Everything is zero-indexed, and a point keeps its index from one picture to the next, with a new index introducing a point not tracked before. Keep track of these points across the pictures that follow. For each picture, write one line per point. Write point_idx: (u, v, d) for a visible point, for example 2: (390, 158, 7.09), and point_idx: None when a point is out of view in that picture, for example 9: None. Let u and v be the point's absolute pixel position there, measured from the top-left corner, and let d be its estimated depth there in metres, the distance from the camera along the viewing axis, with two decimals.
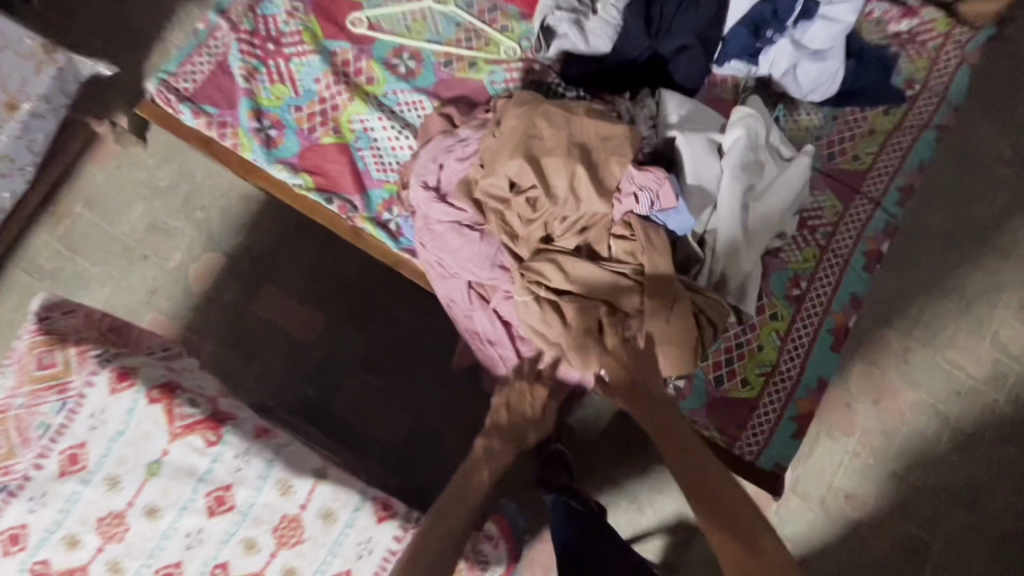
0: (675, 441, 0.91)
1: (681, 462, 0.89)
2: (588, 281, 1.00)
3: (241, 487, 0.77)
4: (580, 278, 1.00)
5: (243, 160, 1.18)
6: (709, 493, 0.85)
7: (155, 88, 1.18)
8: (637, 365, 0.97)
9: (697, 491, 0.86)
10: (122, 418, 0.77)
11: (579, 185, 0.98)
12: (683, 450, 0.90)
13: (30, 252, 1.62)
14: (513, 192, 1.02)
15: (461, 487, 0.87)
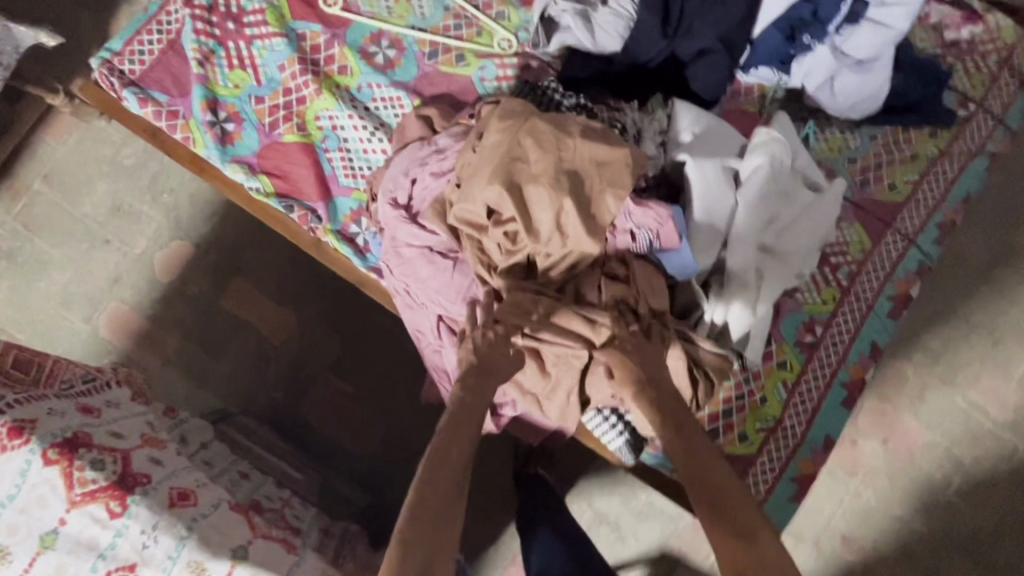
0: (677, 430, 0.78)
1: (685, 457, 0.76)
2: (568, 327, 0.85)
3: (146, 568, 0.67)
4: (558, 321, 0.85)
5: (195, 156, 1.05)
6: (716, 495, 0.72)
7: (97, 69, 1.06)
8: (646, 353, 0.83)
9: (701, 491, 0.73)
10: (13, 481, 0.66)
11: (566, 221, 0.84)
12: (687, 446, 0.77)
13: None
14: (490, 222, 0.87)
15: (435, 477, 0.72)
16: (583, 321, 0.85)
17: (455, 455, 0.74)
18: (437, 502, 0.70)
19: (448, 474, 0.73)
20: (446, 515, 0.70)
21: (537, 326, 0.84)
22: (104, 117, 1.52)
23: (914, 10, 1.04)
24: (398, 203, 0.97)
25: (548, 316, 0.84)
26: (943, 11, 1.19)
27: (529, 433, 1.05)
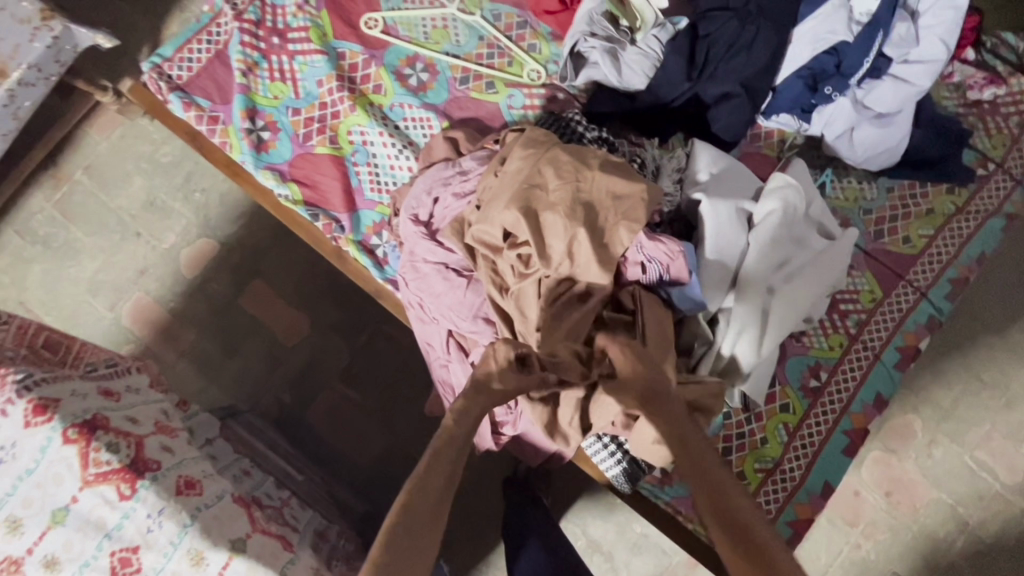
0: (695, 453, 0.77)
1: (698, 477, 0.75)
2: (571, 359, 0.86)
3: (150, 551, 0.69)
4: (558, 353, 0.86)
5: (231, 160, 1.10)
6: (728, 508, 0.71)
7: (147, 72, 1.12)
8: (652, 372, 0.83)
9: (718, 512, 0.71)
10: (33, 456, 0.70)
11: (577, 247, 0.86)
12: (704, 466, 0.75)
13: (25, 214, 1.58)
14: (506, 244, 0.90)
15: (421, 490, 0.73)
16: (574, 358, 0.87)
17: (441, 473, 0.75)
18: (420, 520, 0.71)
19: (433, 491, 0.73)
20: (429, 527, 0.72)
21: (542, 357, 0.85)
22: (146, 117, 1.60)
23: (936, 69, 1.06)
24: (418, 221, 1.01)
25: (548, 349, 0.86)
26: (967, 72, 1.21)
27: (528, 452, 1.07)
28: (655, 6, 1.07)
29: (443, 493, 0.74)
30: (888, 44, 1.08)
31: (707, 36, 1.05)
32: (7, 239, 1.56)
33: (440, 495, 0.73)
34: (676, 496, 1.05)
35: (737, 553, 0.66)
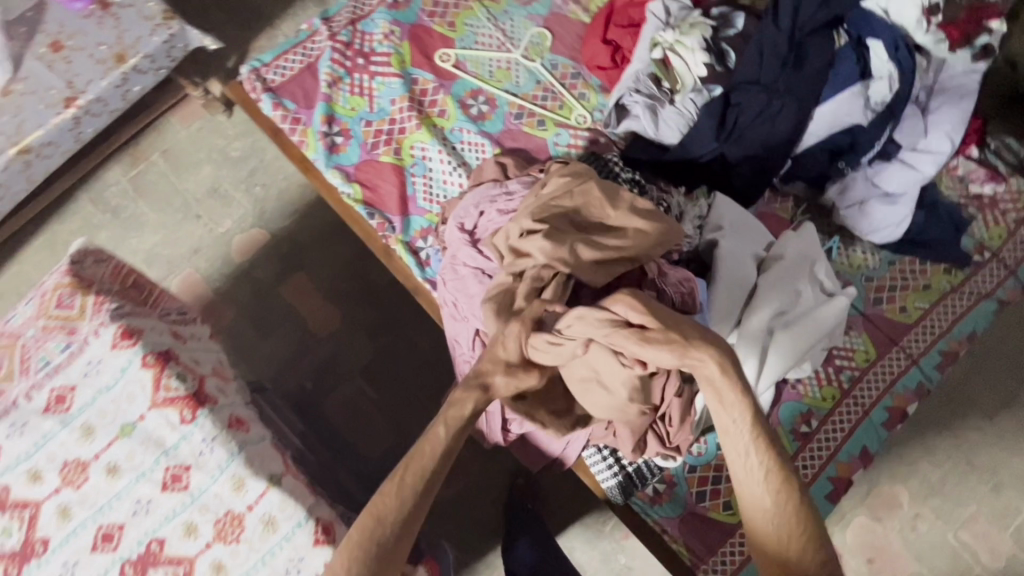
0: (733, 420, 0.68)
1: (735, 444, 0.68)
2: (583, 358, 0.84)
3: (199, 471, 0.78)
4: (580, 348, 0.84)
5: (305, 157, 1.25)
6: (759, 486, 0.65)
7: (245, 73, 1.27)
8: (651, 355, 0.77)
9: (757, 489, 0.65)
10: (114, 374, 0.80)
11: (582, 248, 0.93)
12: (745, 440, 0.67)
13: (101, 185, 1.73)
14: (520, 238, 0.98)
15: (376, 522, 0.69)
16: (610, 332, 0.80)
17: (392, 501, 0.70)
18: (368, 555, 0.67)
19: (386, 523, 0.69)
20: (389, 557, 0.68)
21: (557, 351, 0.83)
22: (225, 114, 1.77)
23: (942, 160, 1.18)
24: (462, 229, 1.13)
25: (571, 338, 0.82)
26: (970, 167, 1.33)
27: (530, 455, 1.15)
28: (695, 75, 1.22)
29: (400, 523, 0.69)
30: (899, 132, 1.22)
31: (737, 105, 1.19)
32: (81, 205, 1.71)
33: (393, 528, 0.69)
34: (664, 515, 1.11)
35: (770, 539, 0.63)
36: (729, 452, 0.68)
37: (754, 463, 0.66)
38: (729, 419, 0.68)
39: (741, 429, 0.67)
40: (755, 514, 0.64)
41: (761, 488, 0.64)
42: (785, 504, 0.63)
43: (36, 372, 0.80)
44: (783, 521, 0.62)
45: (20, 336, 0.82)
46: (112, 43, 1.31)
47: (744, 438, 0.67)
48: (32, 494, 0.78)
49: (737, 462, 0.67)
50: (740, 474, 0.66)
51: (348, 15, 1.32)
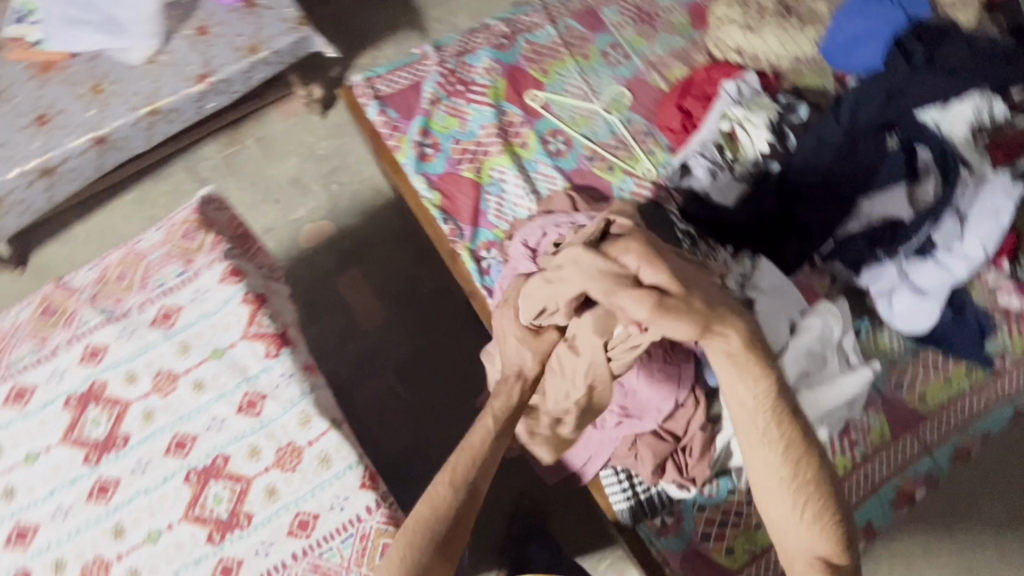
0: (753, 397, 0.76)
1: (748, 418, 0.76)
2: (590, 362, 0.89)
3: (272, 400, 0.87)
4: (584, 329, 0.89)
5: (396, 160, 1.39)
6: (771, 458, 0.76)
7: (359, 81, 1.44)
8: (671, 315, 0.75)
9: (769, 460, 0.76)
10: (217, 303, 0.91)
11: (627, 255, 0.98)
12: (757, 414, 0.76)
13: (196, 157, 1.90)
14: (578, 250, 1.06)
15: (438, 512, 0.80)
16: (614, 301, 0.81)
17: (442, 492, 0.80)
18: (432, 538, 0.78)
19: (439, 510, 0.79)
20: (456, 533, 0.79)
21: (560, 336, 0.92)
22: (319, 116, 1.94)
23: (974, 265, 1.26)
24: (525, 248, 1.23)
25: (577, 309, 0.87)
26: (999, 279, 1.41)
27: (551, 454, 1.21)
28: (757, 149, 1.36)
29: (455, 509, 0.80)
30: (937, 232, 1.30)
31: (790, 184, 1.31)
32: (174, 171, 1.87)
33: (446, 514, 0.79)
34: (667, 548, 1.14)
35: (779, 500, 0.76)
36: (739, 422, 0.78)
37: (769, 436, 0.75)
38: (739, 395, 0.76)
39: (756, 404, 0.76)
40: (766, 475, 0.76)
41: (774, 456, 0.75)
42: (795, 468, 0.75)
43: (151, 290, 0.92)
44: (795, 481, 0.74)
45: (145, 256, 0.94)
46: (247, 36, 1.50)
47: (758, 416, 0.76)
48: (125, 394, 0.87)
49: (746, 431, 0.77)
50: (751, 445, 0.77)
51: (456, 48, 1.50)
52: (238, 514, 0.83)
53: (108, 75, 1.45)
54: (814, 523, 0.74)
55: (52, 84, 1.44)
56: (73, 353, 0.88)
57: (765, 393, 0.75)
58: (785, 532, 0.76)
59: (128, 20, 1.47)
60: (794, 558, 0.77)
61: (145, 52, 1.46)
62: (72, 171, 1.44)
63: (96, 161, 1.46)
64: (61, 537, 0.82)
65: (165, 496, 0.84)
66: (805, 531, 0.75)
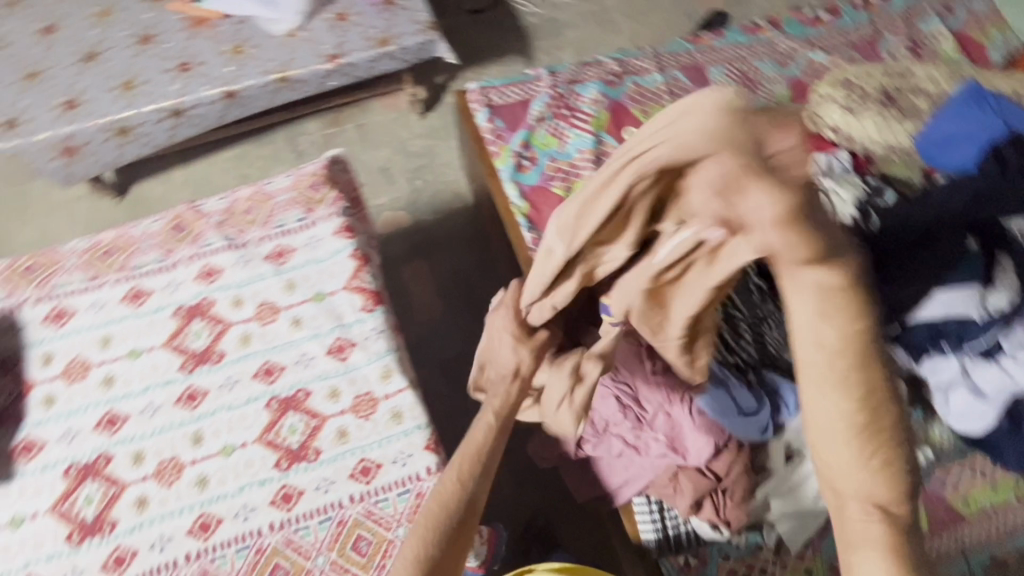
0: (839, 315, 0.56)
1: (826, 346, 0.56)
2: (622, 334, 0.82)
3: (359, 350, 0.93)
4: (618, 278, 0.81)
5: (494, 166, 1.47)
6: (846, 400, 0.57)
7: (475, 89, 1.55)
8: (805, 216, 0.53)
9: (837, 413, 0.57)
10: (328, 252, 0.98)
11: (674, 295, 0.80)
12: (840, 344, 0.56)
13: (298, 130, 2.01)
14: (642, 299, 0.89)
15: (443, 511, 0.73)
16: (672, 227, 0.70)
17: (450, 490, 0.74)
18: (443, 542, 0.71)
19: (449, 511, 0.73)
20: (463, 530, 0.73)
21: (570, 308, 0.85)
22: (417, 115, 2.04)
23: None
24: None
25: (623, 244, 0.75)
26: None
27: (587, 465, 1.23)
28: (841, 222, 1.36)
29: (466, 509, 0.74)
30: (1008, 339, 1.25)
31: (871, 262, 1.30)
32: (275, 139, 1.99)
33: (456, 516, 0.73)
34: None
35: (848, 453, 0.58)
36: (806, 357, 0.58)
37: (847, 378, 0.56)
38: (813, 324, 0.56)
39: (838, 334, 0.56)
40: (825, 420, 0.58)
41: (840, 398, 0.57)
42: (865, 408, 0.57)
43: (272, 229, 0.99)
44: (866, 429, 0.57)
45: (273, 198, 1.02)
46: (379, 29, 1.61)
47: (836, 358, 0.56)
48: (229, 315, 0.94)
49: (825, 363, 0.57)
50: (814, 386, 0.58)
51: (569, 77, 1.59)
52: (308, 447, 0.88)
53: (251, 40, 1.58)
54: (879, 474, 0.58)
55: (199, 38, 1.57)
56: (191, 270, 0.96)
57: (847, 320, 0.56)
58: (839, 484, 0.60)
59: None
60: (846, 509, 0.61)
61: (288, 25, 1.59)
62: (197, 117, 1.56)
63: (220, 113, 1.57)
64: (145, 432, 0.88)
65: (245, 416, 0.89)
66: (867, 485, 0.58)
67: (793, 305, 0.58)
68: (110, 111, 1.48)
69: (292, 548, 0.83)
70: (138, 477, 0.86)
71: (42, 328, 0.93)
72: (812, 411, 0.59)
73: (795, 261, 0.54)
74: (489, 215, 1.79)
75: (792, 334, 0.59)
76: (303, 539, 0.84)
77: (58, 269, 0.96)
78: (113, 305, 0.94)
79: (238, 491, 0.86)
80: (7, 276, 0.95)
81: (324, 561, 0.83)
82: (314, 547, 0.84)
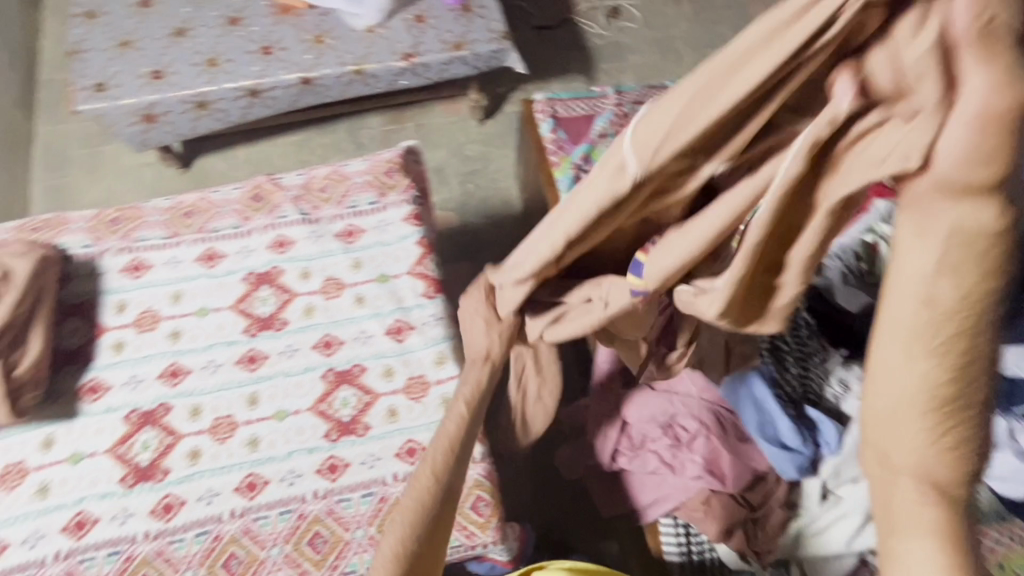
0: (966, 265, 0.48)
1: (930, 302, 0.49)
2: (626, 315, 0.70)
3: (416, 333, 0.95)
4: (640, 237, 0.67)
5: (553, 175, 1.50)
6: (936, 368, 0.51)
7: (541, 100, 1.59)
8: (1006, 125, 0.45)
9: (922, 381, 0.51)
10: (396, 237, 1.01)
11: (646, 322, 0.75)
12: (952, 302, 0.49)
13: (359, 122, 2.06)
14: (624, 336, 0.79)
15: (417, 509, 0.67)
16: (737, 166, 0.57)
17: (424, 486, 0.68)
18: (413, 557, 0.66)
19: (419, 517, 0.67)
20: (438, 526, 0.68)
21: (558, 286, 0.70)
22: (476, 121, 2.07)
23: None
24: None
25: (698, 180, 0.58)
26: None
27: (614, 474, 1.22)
28: None
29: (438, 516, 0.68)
30: None
31: None
32: (337, 129, 2.04)
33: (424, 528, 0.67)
34: None
35: (919, 426, 0.52)
36: (900, 312, 0.51)
37: (943, 345, 0.50)
38: (925, 270, 0.49)
39: (949, 291, 0.49)
40: (903, 384, 0.52)
41: (930, 364, 0.51)
42: (955, 379, 0.51)
43: (345, 208, 1.03)
44: (945, 403, 0.51)
45: (349, 179, 1.05)
46: (455, 33, 1.65)
47: (942, 320, 0.50)
48: (296, 286, 0.97)
49: (925, 319, 0.50)
50: (902, 348, 0.51)
51: (635, 97, 1.61)
52: (357, 422, 0.90)
53: (331, 30, 1.63)
54: (946, 455, 0.53)
55: (284, 24, 1.62)
56: (264, 239, 1.00)
57: (977, 277, 0.48)
58: (892, 456, 0.54)
59: None
60: (896, 487, 0.54)
61: (368, 22, 1.63)
62: (272, 98, 1.61)
63: (294, 97, 1.63)
64: (205, 387, 0.91)
65: (301, 383, 0.92)
66: (930, 461, 0.53)
67: (902, 246, 0.51)
68: (193, 84, 1.55)
69: (332, 518, 0.85)
70: (194, 430, 0.88)
71: (120, 277, 0.96)
72: (889, 371, 0.53)
73: (966, 174, 0.46)
74: (537, 222, 1.84)
75: (888, 277, 0.52)
76: (344, 510, 0.85)
77: (141, 222, 1.00)
78: (188, 263, 0.98)
79: (287, 456, 0.88)
80: (93, 224, 0.99)
81: (362, 534, 0.84)
82: (354, 520, 0.85)
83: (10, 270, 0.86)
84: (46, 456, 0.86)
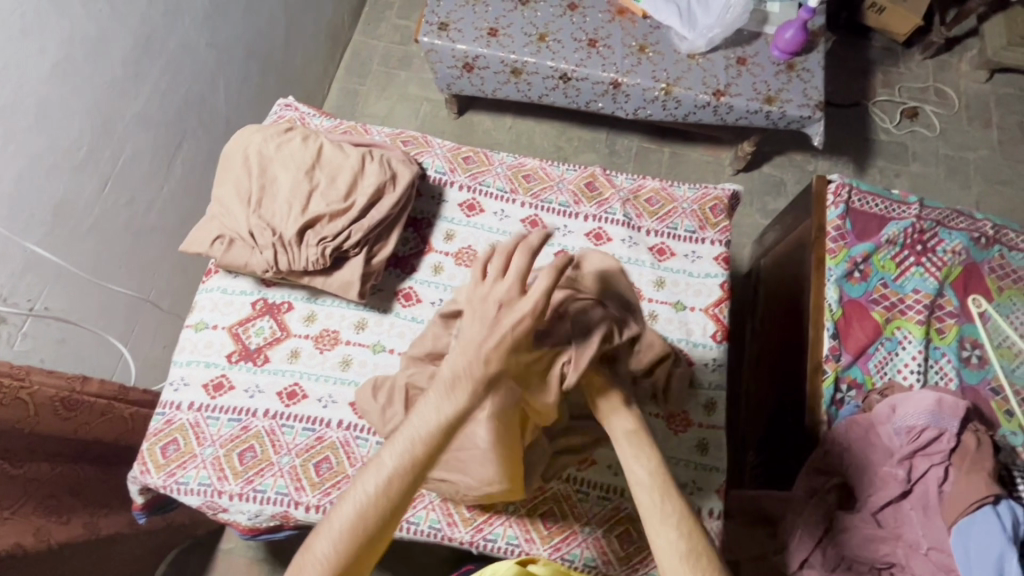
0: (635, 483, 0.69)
1: (644, 487, 0.64)
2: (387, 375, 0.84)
3: (697, 370, 0.98)
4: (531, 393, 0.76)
5: (824, 259, 1.39)
6: (685, 514, 0.62)
7: (839, 180, 1.45)
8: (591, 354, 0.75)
9: (674, 538, 0.61)
10: (701, 272, 1.03)
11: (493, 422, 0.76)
12: (654, 483, 0.64)
13: (622, 131, 2.04)
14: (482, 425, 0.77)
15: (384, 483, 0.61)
16: (683, 354, 0.96)
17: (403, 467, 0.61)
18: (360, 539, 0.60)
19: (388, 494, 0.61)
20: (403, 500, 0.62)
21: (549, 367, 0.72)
22: (731, 170, 1.99)
23: None
24: (895, 416, 1.17)
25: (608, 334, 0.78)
26: None
27: None
28: None
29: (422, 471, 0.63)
30: None
31: None
32: (600, 131, 2.03)
33: (382, 514, 0.61)
34: None
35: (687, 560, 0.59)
36: (642, 490, 0.64)
37: (665, 503, 0.63)
38: (641, 464, 0.66)
39: (646, 478, 0.65)
40: (666, 544, 0.61)
41: (671, 518, 0.62)
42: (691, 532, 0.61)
43: (664, 227, 1.06)
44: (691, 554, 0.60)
45: (678, 204, 1.08)
46: (771, 86, 1.63)
47: (654, 482, 0.64)
48: None
49: (635, 485, 0.65)
50: (652, 516, 0.62)
51: (940, 213, 1.45)
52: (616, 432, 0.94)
53: (655, 44, 1.67)
54: None
55: (615, 24, 1.69)
56: (585, 225, 1.05)
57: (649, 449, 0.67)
58: None
59: (703, 20, 1.66)
60: None
61: (692, 48, 1.65)
62: (576, 87, 1.68)
63: (594, 94, 1.69)
64: None
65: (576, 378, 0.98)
66: None
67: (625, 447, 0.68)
68: (520, 51, 1.64)
69: (568, 504, 0.93)
70: None
71: (456, 210, 1.06)
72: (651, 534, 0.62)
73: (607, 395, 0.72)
74: (748, 292, 1.74)
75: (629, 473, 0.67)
76: (579, 501, 0.93)
77: (488, 169, 1.09)
78: (513, 221, 1.05)
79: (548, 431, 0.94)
80: (449, 155, 1.09)
81: (590, 531, 0.92)
82: (586, 514, 0.93)
83: (397, 172, 0.96)
84: (355, 336, 0.97)
